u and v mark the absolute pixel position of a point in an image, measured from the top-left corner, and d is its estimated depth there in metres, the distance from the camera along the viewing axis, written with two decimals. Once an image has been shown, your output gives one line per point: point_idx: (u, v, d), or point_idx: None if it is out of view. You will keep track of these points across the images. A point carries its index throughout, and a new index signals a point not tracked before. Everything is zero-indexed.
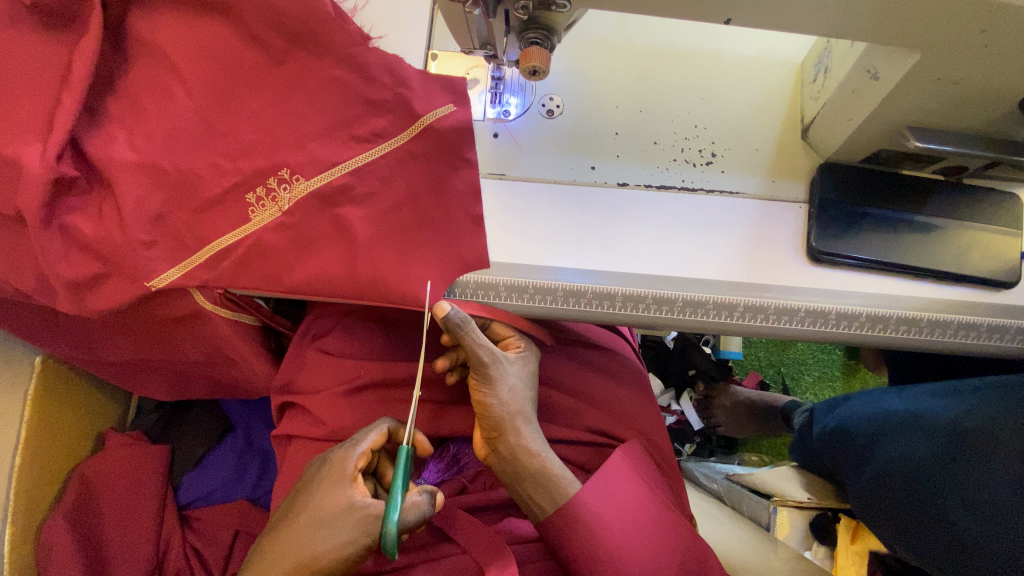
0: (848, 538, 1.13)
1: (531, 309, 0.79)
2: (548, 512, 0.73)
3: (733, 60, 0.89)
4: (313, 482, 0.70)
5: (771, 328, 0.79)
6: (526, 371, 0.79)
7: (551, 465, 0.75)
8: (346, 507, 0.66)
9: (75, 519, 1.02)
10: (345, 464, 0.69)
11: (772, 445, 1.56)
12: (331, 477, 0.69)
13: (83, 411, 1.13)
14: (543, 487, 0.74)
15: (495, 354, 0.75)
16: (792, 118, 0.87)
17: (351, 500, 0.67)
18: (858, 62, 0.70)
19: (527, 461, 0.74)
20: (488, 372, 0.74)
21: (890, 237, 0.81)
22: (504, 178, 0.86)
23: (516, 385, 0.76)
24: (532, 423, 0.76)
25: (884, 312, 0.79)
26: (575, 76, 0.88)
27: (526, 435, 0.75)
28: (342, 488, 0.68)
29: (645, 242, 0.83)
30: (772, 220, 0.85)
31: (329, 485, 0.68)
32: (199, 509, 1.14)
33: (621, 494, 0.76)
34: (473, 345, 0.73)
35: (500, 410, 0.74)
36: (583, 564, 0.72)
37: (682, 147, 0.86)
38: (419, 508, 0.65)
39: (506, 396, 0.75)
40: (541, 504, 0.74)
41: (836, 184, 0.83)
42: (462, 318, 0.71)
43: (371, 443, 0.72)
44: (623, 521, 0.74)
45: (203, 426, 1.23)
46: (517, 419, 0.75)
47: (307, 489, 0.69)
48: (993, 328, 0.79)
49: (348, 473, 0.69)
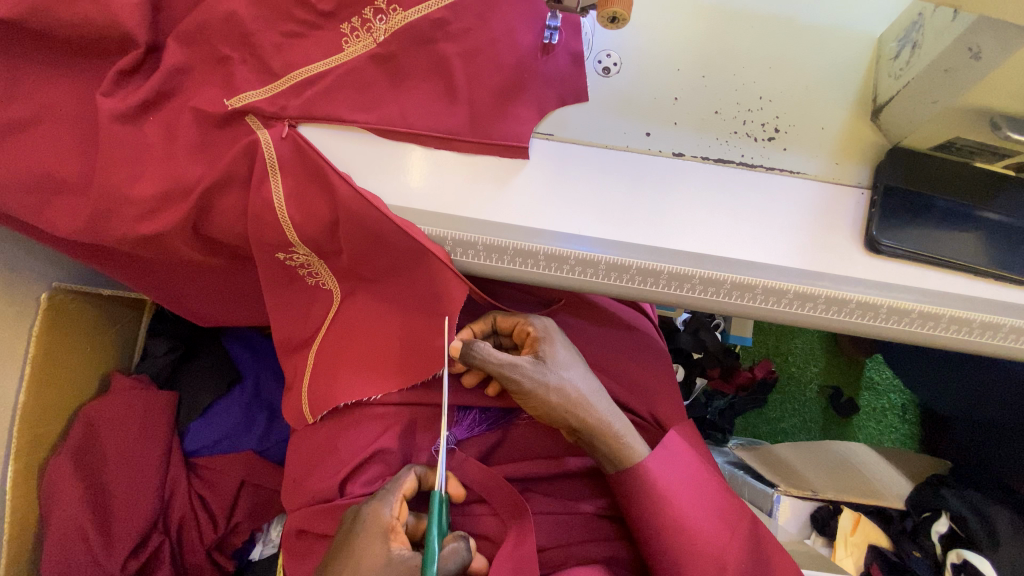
0: (849, 528, 1.07)
1: (556, 279, 0.76)
2: (622, 473, 0.73)
3: (808, 28, 0.83)
4: (345, 535, 0.65)
5: (819, 319, 0.76)
6: (559, 352, 0.76)
7: (614, 428, 0.74)
8: (385, 563, 0.63)
9: (82, 459, 1.00)
10: (380, 518, 0.65)
11: (771, 432, 1.52)
12: (365, 534, 0.64)
13: (91, 349, 1.09)
14: (617, 448, 0.73)
15: (515, 360, 0.72)
16: (863, 96, 0.82)
17: (390, 555, 0.63)
18: (958, 37, 0.65)
19: (592, 428, 0.73)
20: (516, 380, 0.71)
21: (949, 233, 0.76)
22: (552, 139, 0.80)
23: (553, 374, 0.73)
24: (585, 395, 0.74)
25: (937, 311, 0.76)
26: (637, 33, 0.82)
27: (584, 408, 0.73)
28: (378, 543, 0.64)
29: (694, 220, 0.78)
30: (832, 204, 0.79)
31: (363, 541, 0.64)
32: (205, 457, 1.09)
33: (685, 469, 0.76)
34: (494, 367, 0.71)
35: (540, 405, 0.72)
36: (654, 533, 0.72)
37: (744, 120, 0.81)
38: (457, 554, 0.65)
39: (543, 380, 0.72)
40: (618, 462, 0.73)
41: (905, 169, 0.77)
42: (479, 348, 0.71)
43: (405, 489, 0.68)
44: (686, 494, 0.74)
45: (210, 373, 1.15)
46: (564, 403, 0.72)
47: (338, 546, 0.65)
48: (1017, 330, 0.76)
49: (385, 525, 0.65)
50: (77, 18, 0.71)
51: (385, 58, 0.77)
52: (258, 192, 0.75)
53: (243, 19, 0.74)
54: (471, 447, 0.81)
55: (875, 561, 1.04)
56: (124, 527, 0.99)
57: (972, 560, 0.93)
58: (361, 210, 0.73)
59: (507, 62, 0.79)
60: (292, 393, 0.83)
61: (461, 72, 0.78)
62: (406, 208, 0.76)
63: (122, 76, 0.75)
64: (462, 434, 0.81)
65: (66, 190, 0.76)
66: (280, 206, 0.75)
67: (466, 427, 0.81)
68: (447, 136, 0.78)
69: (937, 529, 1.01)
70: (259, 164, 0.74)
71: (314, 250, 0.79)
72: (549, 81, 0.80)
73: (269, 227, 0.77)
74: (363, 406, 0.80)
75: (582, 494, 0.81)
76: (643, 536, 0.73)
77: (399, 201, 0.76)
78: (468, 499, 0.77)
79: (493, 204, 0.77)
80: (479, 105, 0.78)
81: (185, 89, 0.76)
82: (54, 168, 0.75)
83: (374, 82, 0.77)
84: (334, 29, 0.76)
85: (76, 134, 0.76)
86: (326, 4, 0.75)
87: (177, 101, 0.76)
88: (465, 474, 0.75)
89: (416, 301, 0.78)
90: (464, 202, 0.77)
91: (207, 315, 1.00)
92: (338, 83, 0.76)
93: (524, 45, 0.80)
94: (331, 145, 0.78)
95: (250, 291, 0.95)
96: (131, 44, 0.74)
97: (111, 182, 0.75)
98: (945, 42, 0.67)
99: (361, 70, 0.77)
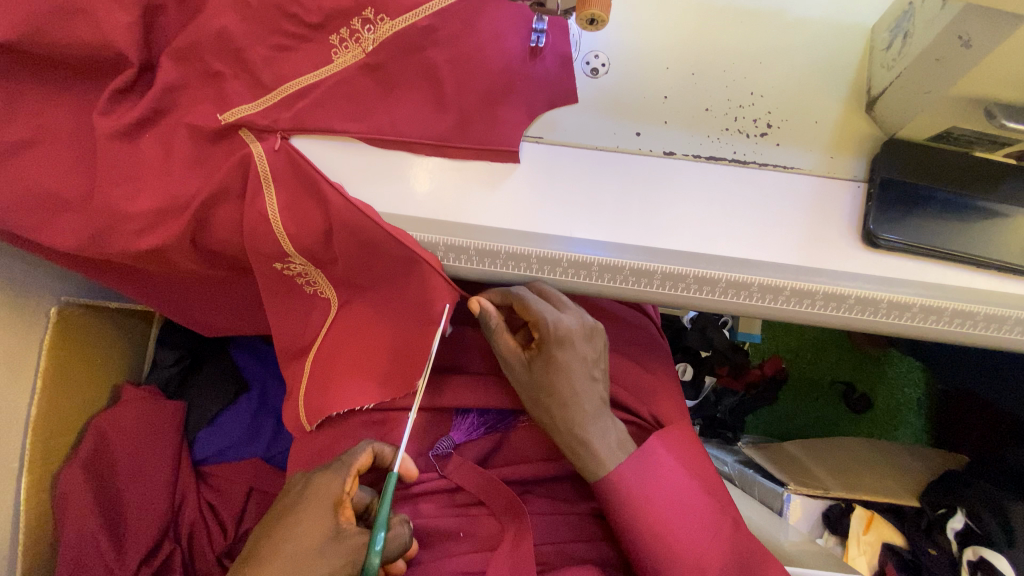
0: (861, 528, 1.05)
1: (549, 281, 0.76)
2: (591, 478, 0.73)
3: (798, 22, 0.82)
4: (294, 505, 0.66)
5: (818, 315, 0.75)
6: (556, 349, 0.76)
7: (590, 438, 0.74)
8: (331, 534, 0.64)
9: (93, 470, 1.01)
10: (331, 488, 0.67)
11: (781, 430, 1.50)
12: (314, 502, 0.66)
13: (100, 361, 1.12)
14: (590, 455, 0.73)
15: (513, 345, 0.75)
16: (857, 88, 0.81)
17: (336, 525, 0.65)
18: (946, 27, 0.64)
19: (565, 435, 0.74)
20: (506, 368, 0.76)
21: (948, 225, 0.74)
22: (541, 142, 0.80)
23: (543, 370, 0.75)
24: (565, 403, 0.74)
25: (939, 304, 0.74)
26: (625, 33, 0.82)
27: (563, 410, 0.74)
28: (326, 515, 0.65)
29: (687, 218, 0.77)
30: (827, 200, 0.78)
31: (312, 510, 0.65)
32: (213, 465, 1.11)
33: (681, 471, 0.76)
34: (496, 340, 0.76)
35: (524, 391, 0.76)
36: (651, 537, 0.71)
37: (735, 116, 0.81)
38: (401, 536, 0.67)
39: (533, 371, 0.75)
40: (588, 470, 0.73)
41: (902, 161, 0.76)
42: (484, 322, 0.76)
43: (360, 464, 0.70)
44: (684, 494, 0.74)
45: (216, 383, 1.17)
46: (540, 405, 0.74)
47: (285, 514, 0.66)
48: (1022, 322, 0.74)
49: (335, 497, 0.66)
50: (73, 40, 0.73)
51: (374, 67, 0.78)
52: (252, 205, 0.76)
53: (233, 35, 0.75)
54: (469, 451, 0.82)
55: (889, 561, 1.02)
56: (137, 535, 0.99)
57: (989, 558, 0.91)
58: (354, 218, 0.73)
59: (495, 67, 0.80)
60: (292, 401, 0.84)
61: (450, 79, 0.79)
62: (398, 216, 0.77)
63: (118, 95, 0.77)
64: (459, 438, 0.81)
65: (66, 208, 0.78)
66: (275, 218, 0.76)
67: (463, 431, 0.81)
68: (437, 142, 0.78)
69: (950, 526, 1.00)
70: (252, 176, 0.76)
71: (311, 260, 0.79)
72: (538, 84, 0.80)
73: (263, 238, 0.77)
74: (361, 413, 0.81)
75: (579, 496, 0.82)
76: (629, 540, 0.72)
77: (394, 208, 0.77)
78: (466, 503, 0.78)
79: (485, 210, 0.77)
80: (468, 111, 0.79)
81: (180, 106, 0.78)
82: (56, 187, 0.77)
83: (364, 91, 0.78)
84: (323, 41, 0.77)
85: (77, 153, 0.78)
86: (313, 16, 0.76)
87: (172, 118, 0.78)
88: (458, 476, 0.77)
89: (409, 308, 0.77)
90: (457, 207, 0.77)
91: (214, 326, 1.01)
92: (329, 94, 0.78)
93: (511, 49, 0.81)
94: (325, 155, 0.79)
95: (250, 301, 0.96)
96: (125, 64, 0.76)
97: (110, 199, 0.77)
98: (934, 30, 0.66)
99: (351, 80, 0.78)
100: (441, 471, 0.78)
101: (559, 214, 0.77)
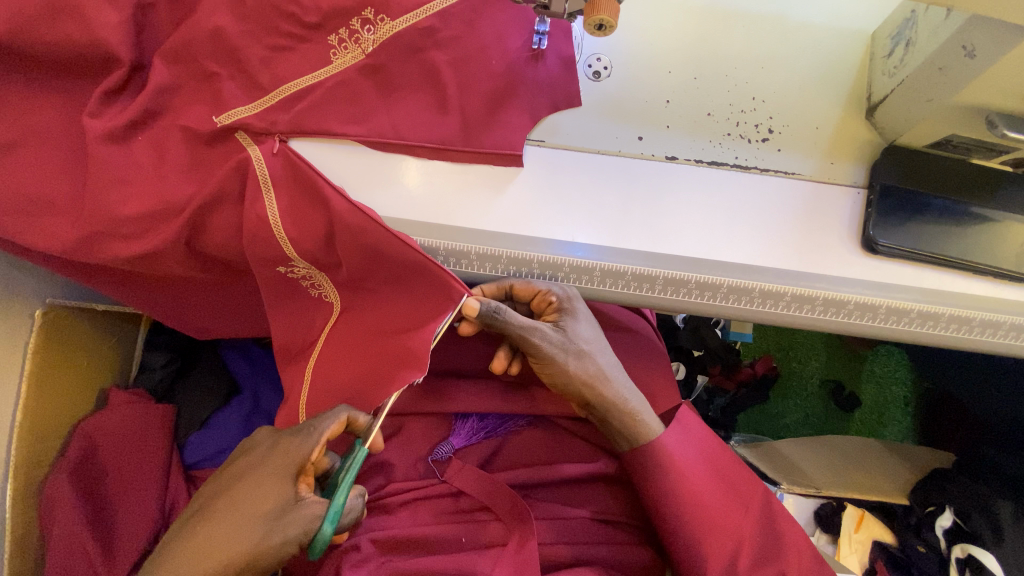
0: (853, 526, 1.05)
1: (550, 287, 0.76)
2: (639, 448, 0.74)
3: (799, 27, 0.82)
4: (258, 467, 0.66)
5: (816, 321, 0.76)
6: (579, 323, 0.75)
7: (631, 406, 0.74)
8: (288, 504, 0.63)
9: (80, 475, 0.98)
10: (296, 455, 0.66)
11: (772, 428, 1.51)
12: (278, 466, 0.65)
13: (85, 363, 1.09)
14: (633, 427, 0.74)
15: (536, 325, 0.72)
16: (857, 95, 0.81)
17: (294, 494, 0.64)
18: (952, 36, 0.65)
19: (609, 403, 0.73)
20: (537, 346, 0.72)
21: (946, 232, 0.75)
22: (543, 145, 0.79)
23: (574, 345, 0.73)
24: (604, 370, 0.74)
25: (936, 309, 0.75)
26: (629, 36, 0.81)
27: (602, 384, 0.73)
28: (286, 483, 0.64)
29: (689, 223, 0.77)
30: (827, 206, 0.78)
31: (274, 475, 0.65)
32: (204, 470, 1.05)
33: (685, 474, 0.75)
34: (513, 328, 0.71)
35: (559, 373, 0.73)
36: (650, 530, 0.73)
37: (737, 121, 0.80)
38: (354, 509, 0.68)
39: (565, 345, 0.73)
40: (634, 439, 0.74)
41: (902, 168, 0.77)
42: (498, 312, 0.71)
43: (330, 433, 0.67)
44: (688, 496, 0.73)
45: (208, 385, 1.15)
46: (582, 376, 0.73)
47: (248, 473, 0.66)
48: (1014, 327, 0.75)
49: (298, 464, 0.65)
50: (61, 39, 0.71)
51: (374, 69, 0.76)
52: (251, 208, 0.74)
53: (229, 34, 0.74)
54: (471, 455, 0.81)
55: (880, 558, 1.02)
56: (125, 540, 0.95)
57: (976, 554, 0.91)
58: (354, 221, 0.71)
59: (497, 69, 0.78)
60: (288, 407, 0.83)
61: (451, 80, 0.78)
62: (398, 219, 0.76)
63: (109, 95, 0.75)
64: (460, 443, 0.80)
65: (53, 211, 0.76)
66: (275, 221, 0.74)
67: (464, 436, 0.80)
68: (439, 145, 0.77)
69: (940, 524, 0.99)
70: (250, 180, 0.74)
71: (313, 263, 0.77)
72: (540, 87, 0.79)
73: (262, 243, 0.76)
74: None
75: (583, 499, 0.81)
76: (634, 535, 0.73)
77: (393, 211, 0.76)
78: (470, 508, 0.77)
79: (486, 213, 0.76)
80: (471, 113, 0.78)
81: (174, 108, 0.76)
82: (44, 190, 0.75)
83: (363, 93, 0.77)
84: (322, 41, 0.76)
85: (65, 155, 0.76)
86: (312, 16, 0.74)
87: (166, 120, 0.76)
88: (459, 481, 0.76)
89: (411, 310, 0.73)
90: (457, 210, 0.76)
91: (206, 328, 0.98)
92: (327, 95, 0.76)
93: (514, 51, 0.80)
94: (324, 158, 0.77)
95: (244, 303, 0.94)
96: (116, 63, 0.74)
97: (98, 201, 0.75)
98: (939, 39, 0.67)
99: (350, 82, 0.76)
100: (442, 476, 0.78)
101: (561, 219, 0.76)
